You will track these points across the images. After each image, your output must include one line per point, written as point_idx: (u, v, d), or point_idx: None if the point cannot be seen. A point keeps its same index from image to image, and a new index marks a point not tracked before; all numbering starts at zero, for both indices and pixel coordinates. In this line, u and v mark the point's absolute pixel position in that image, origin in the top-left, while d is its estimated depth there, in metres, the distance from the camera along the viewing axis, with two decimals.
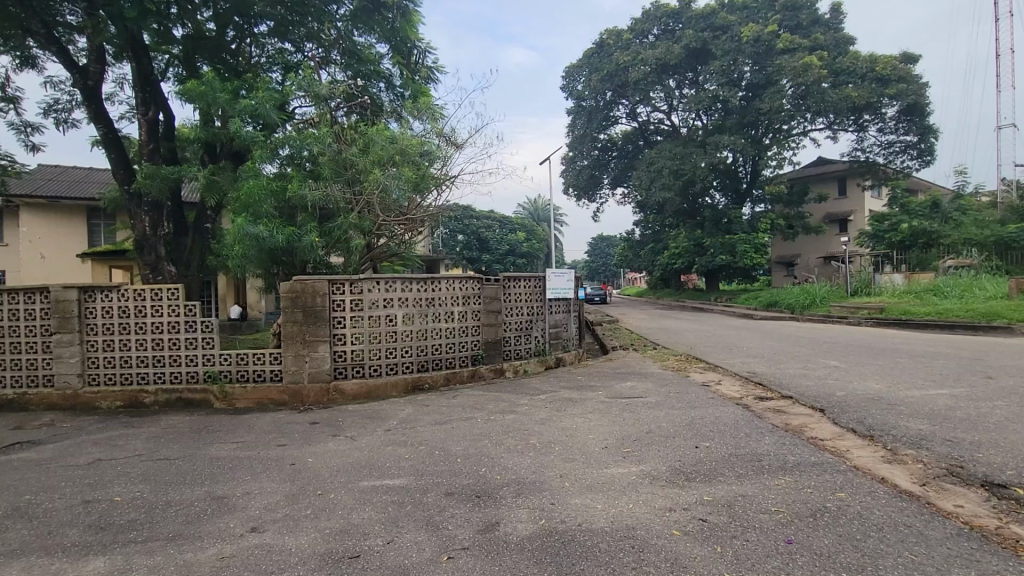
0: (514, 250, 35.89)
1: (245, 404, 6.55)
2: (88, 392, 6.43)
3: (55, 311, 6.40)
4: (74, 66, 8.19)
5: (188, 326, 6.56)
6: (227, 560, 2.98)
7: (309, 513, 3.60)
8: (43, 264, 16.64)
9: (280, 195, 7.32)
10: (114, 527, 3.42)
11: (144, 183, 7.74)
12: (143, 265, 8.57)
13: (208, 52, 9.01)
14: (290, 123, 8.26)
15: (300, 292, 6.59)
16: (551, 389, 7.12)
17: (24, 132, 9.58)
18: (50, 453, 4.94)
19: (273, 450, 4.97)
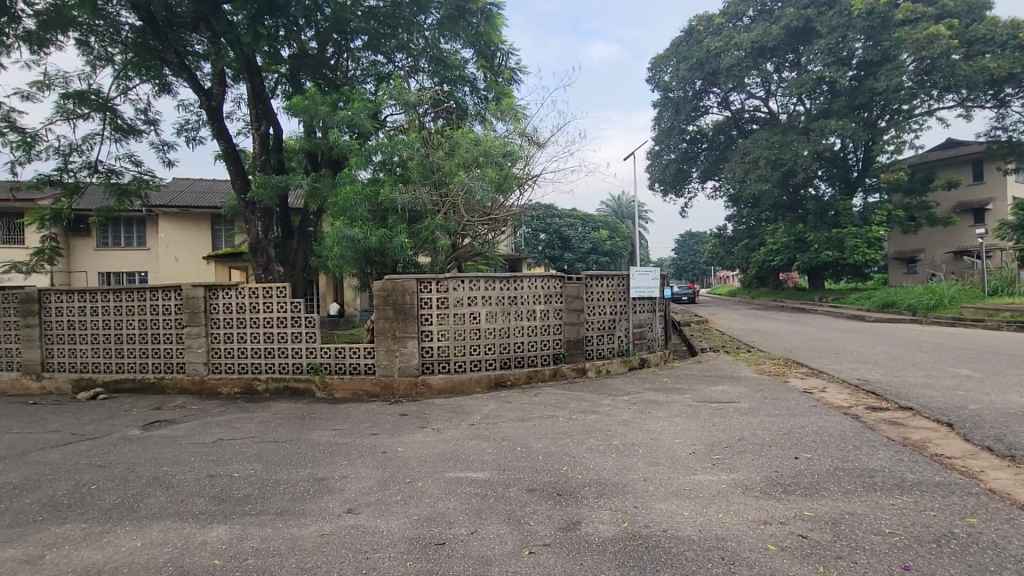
0: (597, 248, 35.34)
1: (343, 394, 7.04)
2: (211, 379, 7.25)
3: (186, 307, 7.29)
4: (201, 90, 9.21)
5: (294, 321, 7.18)
6: (327, 537, 3.23)
7: (399, 499, 3.79)
8: (177, 265, 19.01)
9: (373, 199, 7.76)
10: (232, 500, 3.82)
11: (257, 192, 8.55)
12: (256, 265, 9.49)
13: (310, 69, 9.78)
14: (382, 130, 8.73)
15: (391, 290, 6.96)
16: (635, 391, 6.93)
17: (162, 150, 10.95)
18: (183, 431, 5.64)
19: (367, 438, 5.30)
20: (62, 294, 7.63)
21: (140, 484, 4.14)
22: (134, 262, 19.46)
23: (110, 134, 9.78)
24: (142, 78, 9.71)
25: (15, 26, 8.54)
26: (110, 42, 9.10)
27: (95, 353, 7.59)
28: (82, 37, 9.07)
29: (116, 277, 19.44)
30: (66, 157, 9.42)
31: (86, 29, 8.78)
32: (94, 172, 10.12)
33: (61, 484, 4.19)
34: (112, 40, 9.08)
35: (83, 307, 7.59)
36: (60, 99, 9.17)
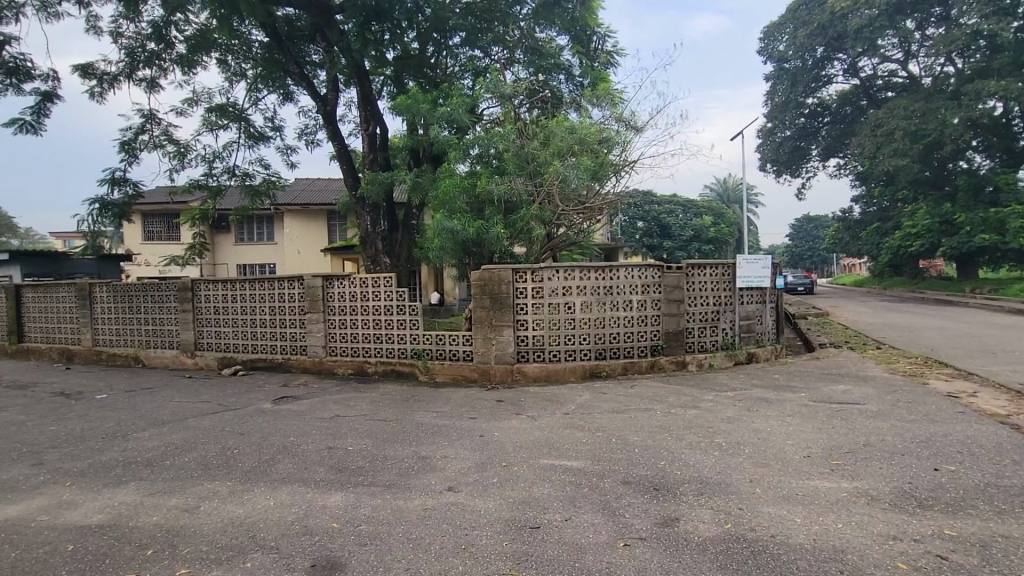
0: (700, 236, 33.34)
1: (443, 378, 7.39)
2: (329, 360, 7.98)
3: (307, 295, 8.07)
4: (317, 96, 10.05)
5: (399, 309, 7.66)
6: (430, 511, 3.43)
7: (495, 481, 3.92)
8: (300, 258, 21.12)
9: (471, 192, 8.00)
10: (347, 470, 4.19)
11: (367, 188, 9.17)
12: (366, 257, 10.23)
13: (412, 68, 10.21)
14: (479, 124, 8.94)
15: (488, 279, 7.16)
16: (742, 387, 6.50)
17: (286, 153, 12.14)
18: (306, 406, 6.28)
19: (466, 421, 5.52)
20: (209, 283, 8.79)
21: (271, 451, 4.68)
22: (265, 255, 21.86)
23: (244, 141, 11.03)
24: (270, 88, 10.80)
25: (170, 51, 9.89)
26: (244, 58, 10.21)
27: (236, 335, 8.66)
28: (222, 56, 10.27)
29: (251, 269, 21.92)
30: (210, 164, 10.79)
31: (224, 48, 9.95)
32: (232, 175, 11.47)
33: (211, 446, 4.86)
34: (245, 56, 10.18)
35: (225, 295, 8.68)
36: (205, 113, 10.49)
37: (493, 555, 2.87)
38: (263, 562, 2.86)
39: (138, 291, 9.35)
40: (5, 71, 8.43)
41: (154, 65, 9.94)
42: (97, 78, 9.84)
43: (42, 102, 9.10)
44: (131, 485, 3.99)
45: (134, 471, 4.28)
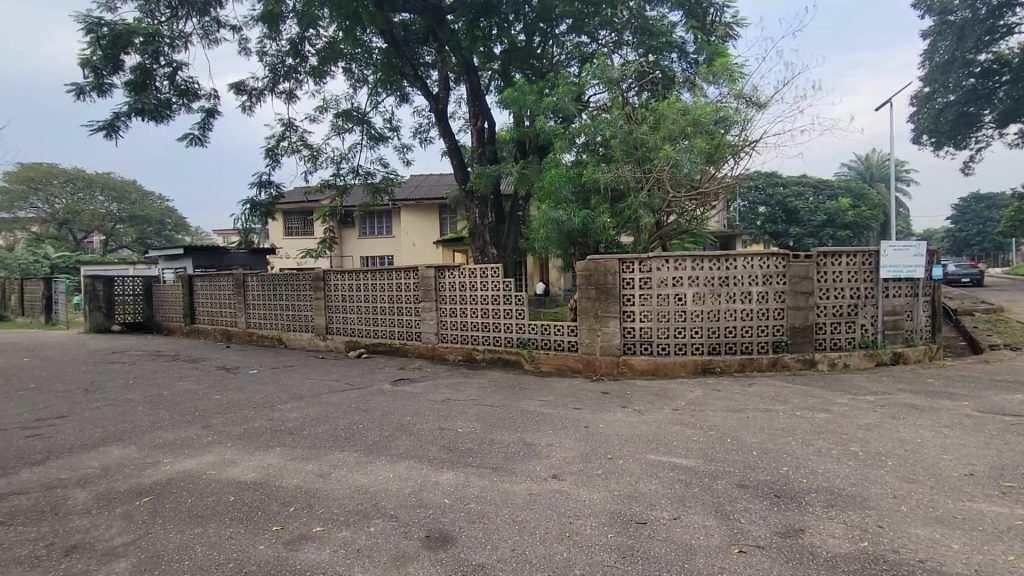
0: (834, 221, 29.14)
1: (548, 368, 7.47)
2: (440, 347, 8.43)
3: (422, 285, 8.59)
4: (430, 95, 10.55)
5: (505, 299, 7.85)
6: (535, 496, 3.50)
7: (600, 472, 3.89)
8: (415, 250, 22.66)
9: (577, 181, 7.90)
10: (457, 451, 4.40)
11: (475, 182, 9.46)
12: (475, 248, 10.62)
13: (519, 61, 10.22)
14: (586, 111, 8.79)
15: (593, 269, 7.06)
16: (884, 391, 5.75)
17: (403, 151, 12.93)
18: (420, 389, 6.70)
19: (570, 411, 5.53)
20: (338, 274, 9.70)
21: (390, 428, 5.07)
22: (384, 248, 23.60)
23: (366, 142, 11.94)
24: (388, 91, 11.55)
25: (305, 64, 10.98)
26: (366, 64, 11.04)
27: (359, 320, 9.48)
28: (348, 65, 11.20)
29: (372, 260, 23.76)
30: (338, 164, 11.84)
31: (349, 57, 10.82)
32: (356, 174, 12.48)
33: (341, 420, 5.38)
34: (367, 62, 11.00)
35: (350, 284, 9.51)
36: (333, 118, 11.53)
37: (597, 546, 2.85)
38: (383, 528, 3.11)
39: (280, 281, 10.59)
40: (178, 92, 9.94)
41: (292, 78, 11.11)
42: (247, 94, 11.23)
43: (206, 117, 10.60)
44: (275, 449, 4.56)
45: (279, 437, 4.88)
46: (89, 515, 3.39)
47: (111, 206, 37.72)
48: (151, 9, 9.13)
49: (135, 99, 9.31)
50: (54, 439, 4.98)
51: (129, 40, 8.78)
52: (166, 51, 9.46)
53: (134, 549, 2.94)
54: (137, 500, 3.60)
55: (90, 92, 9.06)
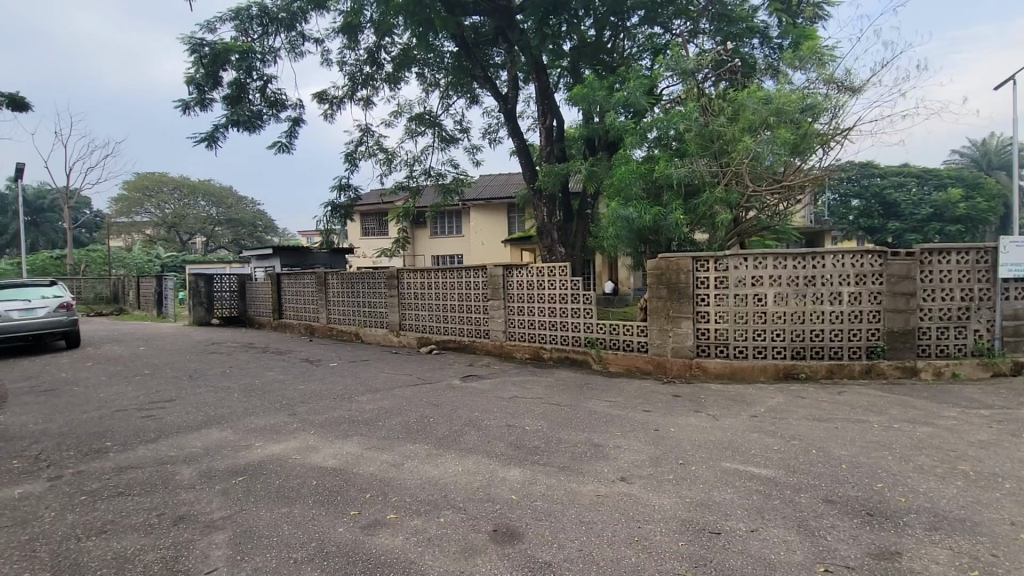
0: (943, 215, 25.69)
1: (617, 369, 7.33)
2: (508, 344, 8.51)
3: (490, 283, 8.71)
4: (500, 96, 10.67)
5: (573, 298, 7.80)
6: (603, 498, 3.44)
7: (671, 478, 3.76)
8: (484, 249, 23.07)
9: (649, 177, 7.68)
10: (525, 449, 4.43)
11: (544, 180, 9.42)
12: (543, 246, 10.61)
13: (588, 57, 10.13)
14: (658, 104, 8.52)
15: (664, 268, 6.84)
16: (999, 404, 5.14)
17: (473, 151, 13.17)
18: (488, 385, 6.80)
19: (640, 413, 5.39)
20: (411, 273, 10.05)
21: (460, 423, 5.18)
22: (454, 247, 24.20)
23: (438, 144, 12.27)
24: (459, 93, 11.80)
25: (381, 71, 11.46)
26: (438, 68, 11.35)
27: (430, 317, 9.77)
28: (421, 70, 11.57)
29: (443, 259, 24.42)
30: (411, 166, 12.27)
31: (422, 62, 11.18)
32: (428, 176, 12.88)
33: (413, 413, 5.58)
34: (439, 67, 11.31)
35: (422, 283, 9.82)
36: (407, 122, 11.95)
37: (667, 553, 2.76)
38: (453, 520, 3.19)
39: (357, 279, 11.15)
40: (268, 103, 10.72)
41: (369, 85, 11.64)
42: (329, 103, 11.91)
43: (293, 126, 11.37)
44: (353, 438, 4.81)
45: (356, 427, 5.14)
46: (193, 490, 3.74)
47: (211, 210, 41.40)
48: (245, 28, 9.91)
49: (232, 111, 10.19)
50: (164, 420, 5.56)
51: (227, 58, 9.58)
52: (258, 66, 10.23)
53: (230, 523, 3.21)
54: (232, 478, 3.92)
55: (194, 106, 9.99)
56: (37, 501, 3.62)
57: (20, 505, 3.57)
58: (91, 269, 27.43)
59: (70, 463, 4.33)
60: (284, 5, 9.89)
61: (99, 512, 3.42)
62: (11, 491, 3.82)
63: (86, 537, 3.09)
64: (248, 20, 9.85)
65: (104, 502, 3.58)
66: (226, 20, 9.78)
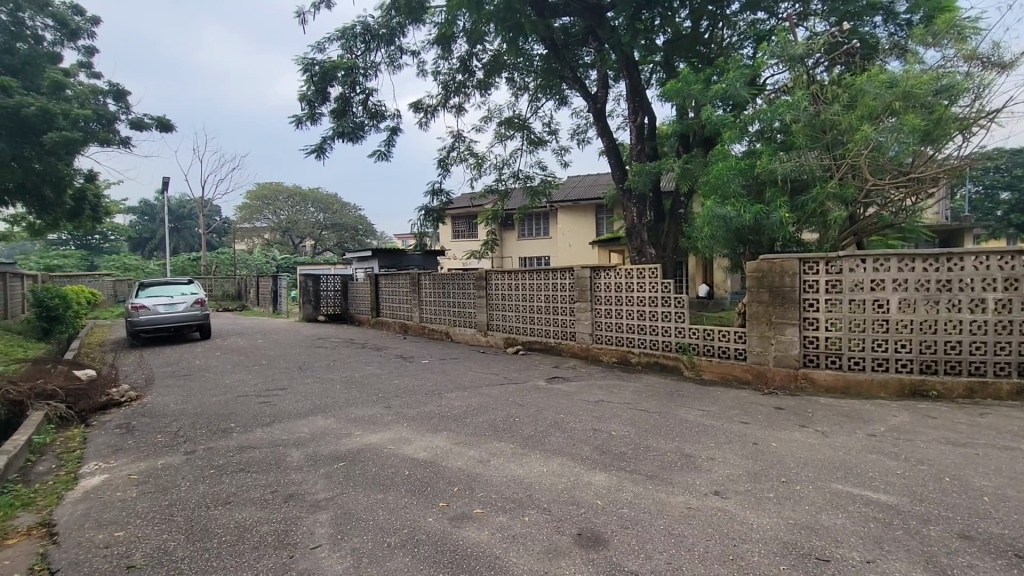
0: None
1: (711, 376, 6.95)
2: (594, 347, 8.40)
3: (577, 285, 8.66)
4: (589, 96, 10.55)
5: (663, 301, 7.52)
6: (694, 511, 3.27)
7: (772, 496, 3.48)
8: (571, 250, 23.02)
9: (749, 173, 7.17)
10: (611, 454, 4.32)
11: (634, 180, 9.11)
12: (631, 248, 10.31)
13: (684, 50, 9.69)
14: (761, 95, 7.96)
15: (767, 271, 6.38)
16: None
17: (561, 153, 13.14)
18: (574, 388, 6.75)
19: (737, 425, 5.07)
20: (498, 274, 10.23)
21: (545, 424, 5.18)
22: (541, 249, 24.33)
23: (527, 147, 12.41)
24: (548, 95, 11.83)
25: (472, 78, 11.81)
26: (528, 72, 11.47)
27: (517, 318, 9.89)
28: (511, 75, 11.76)
29: (530, 261, 24.63)
30: (500, 170, 12.51)
31: (512, 67, 11.38)
32: (517, 178, 13.05)
33: (499, 412, 5.67)
34: (529, 70, 11.44)
35: (509, 284, 9.97)
36: (497, 126, 12.21)
37: None
38: (537, 520, 3.19)
39: (448, 279, 11.56)
40: (370, 115, 11.46)
41: (461, 92, 12.05)
42: (424, 111, 12.48)
43: (391, 135, 12.05)
44: (442, 433, 4.97)
45: (446, 422, 5.32)
46: (301, 471, 4.07)
47: (318, 216, 44.99)
48: (350, 46, 10.65)
49: (338, 124, 10.99)
50: (278, 406, 6.12)
51: (334, 75, 10.38)
52: (361, 81, 10.94)
53: (332, 505, 3.46)
54: (335, 463, 4.23)
55: (306, 121, 10.92)
56: (176, 471, 4.14)
57: (163, 474, 4.11)
58: (220, 269, 30.99)
59: (201, 440, 4.91)
60: (385, 22, 10.53)
61: (224, 484, 3.84)
62: (156, 461, 4.41)
63: (213, 506, 3.48)
64: (353, 38, 10.59)
65: (228, 476, 4.01)
66: (335, 40, 10.58)
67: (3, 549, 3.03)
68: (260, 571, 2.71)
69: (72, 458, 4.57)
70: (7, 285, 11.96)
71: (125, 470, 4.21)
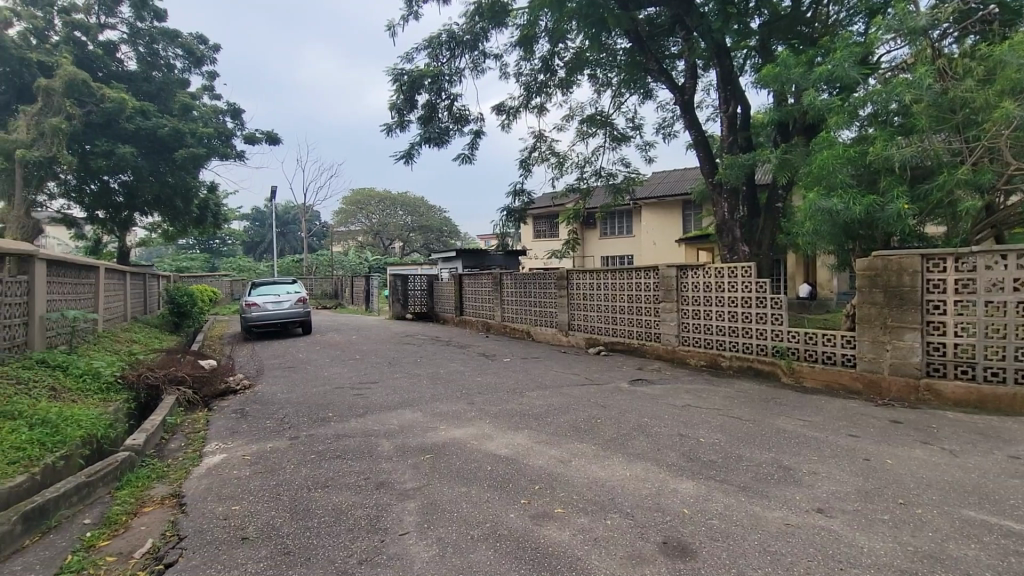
0: None
1: (814, 384, 6.41)
2: (681, 349, 8.05)
3: (663, 284, 8.36)
4: (676, 88, 10.15)
5: (758, 302, 7.06)
6: (793, 528, 3.02)
7: (887, 518, 3.13)
8: (655, 248, 22.32)
9: (860, 161, 6.51)
10: (699, 462, 4.11)
11: (725, 173, 8.60)
12: (722, 246, 9.77)
13: (782, 32, 9.07)
14: (875, 75, 7.21)
15: (882, 269, 5.78)
16: None
17: (646, 148, 12.73)
18: (659, 391, 6.51)
19: (844, 438, 4.62)
20: (580, 273, 10.14)
21: (628, 427, 5.04)
22: (623, 247, 23.82)
23: (610, 144, 12.19)
24: (632, 89, 11.54)
25: (555, 77, 11.80)
26: (611, 67, 11.26)
27: (599, 318, 9.73)
28: (594, 71, 11.61)
29: (612, 260, 24.15)
30: (582, 169, 12.38)
31: (595, 64, 11.23)
32: (599, 176, 12.81)
33: (581, 413, 5.61)
34: (612, 65, 11.23)
35: (592, 284, 9.83)
36: (579, 124, 12.09)
37: None
38: (620, 524, 3.11)
39: (529, 279, 11.64)
40: (455, 120, 11.80)
41: (543, 92, 12.08)
42: (506, 113, 12.65)
43: (474, 138, 12.34)
44: (524, 431, 5.01)
45: (528, 421, 5.35)
46: (391, 461, 4.28)
47: (406, 219, 47.19)
48: (436, 54, 11.05)
49: (425, 130, 11.45)
50: (370, 398, 6.50)
51: (421, 83, 10.83)
52: (447, 87, 11.29)
53: (419, 494, 3.59)
54: (422, 455, 4.40)
55: (396, 129, 11.48)
56: (282, 455, 4.52)
57: (271, 456, 4.50)
58: (319, 270, 33.53)
59: (303, 427, 5.31)
60: (469, 28, 10.78)
61: (322, 469, 4.13)
62: (265, 444, 4.84)
63: (314, 489, 3.75)
64: (439, 46, 10.97)
65: (326, 462, 4.30)
66: (422, 49, 11.02)
67: (142, 516, 3.48)
68: (355, 552, 2.88)
69: (197, 438, 5.15)
70: (147, 285, 13.73)
71: (239, 452, 4.66)
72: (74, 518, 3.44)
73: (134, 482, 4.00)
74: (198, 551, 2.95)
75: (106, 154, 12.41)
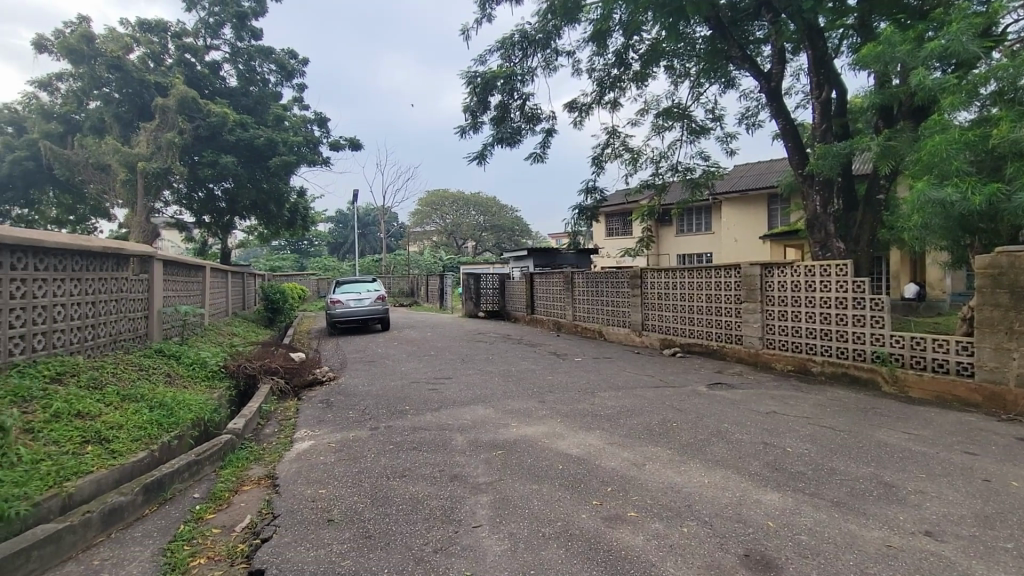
0: None
1: (922, 394, 5.80)
2: (765, 353, 7.58)
3: (745, 284, 7.91)
4: (762, 74, 9.57)
5: (856, 303, 6.49)
6: (895, 551, 2.75)
7: (1012, 547, 2.77)
8: (736, 246, 21.16)
9: (980, 146, 5.80)
10: (786, 473, 3.85)
11: (816, 164, 7.98)
12: (813, 242, 9.09)
13: (885, 7, 8.26)
14: (998, 49, 6.42)
15: (1008, 268, 5.14)
16: None
17: (727, 140, 12.11)
18: (740, 396, 6.18)
19: (958, 455, 4.15)
20: (655, 272, 9.84)
21: (706, 433, 4.82)
22: (702, 245, 22.83)
23: (687, 137, 11.74)
24: (713, 79, 11.02)
25: (629, 71, 11.53)
26: (689, 57, 10.83)
27: (674, 318, 9.38)
28: (671, 62, 11.22)
29: (690, 258, 23.18)
30: (658, 164, 12.00)
31: (672, 54, 10.85)
32: (675, 171, 12.35)
33: (655, 416, 5.44)
34: (690, 55, 10.79)
35: (667, 283, 9.51)
36: (655, 118, 11.73)
37: None
38: (697, 532, 2.98)
39: (601, 278, 11.46)
40: (527, 119, 11.86)
41: (617, 87, 11.84)
42: (578, 110, 12.53)
43: (546, 137, 12.33)
44: (596, 431, 4.94)
45: (600, 421, 5.27)
46: (464, 454, 4.38)
47: (479, 218, 48.10)
48: (509, 54, 11.16)
49: (497, 130, 11.60)
50: (445, 393, 6.70)
51: (494, 84, 10.98)
52: (519, 87, 11.37)
53: (492, 489, 3.64)
54: (494, 450, 4.47)
55: (469, 130, 11.72)
56: (363, 444, 4.76)
57: (353, 444, 4.76)
58: (396, 269, 35.02)
59: (383, 418, 5.57)
60: (542, 26, 10.79)
61: (400, 459, 4.31)
62: (349, 433, 5.12)
63: (392, 478, 3.92)
64: (511, 47, 11.08)
65: (403, 452, 4.48)
66: (495, 51, 11.17)
67: (241, 493, 3.81)
68: (431, 541, 2.97)
69: (288, 425, 5.55)
70: (245, 283, 15.00)
71: (325, 439, 4.97)
72: (186, 492, 3.83)
73: (235, 463, 4.39)
74: (290, 529, 3.17)
75: (211, 164, 13.69)
